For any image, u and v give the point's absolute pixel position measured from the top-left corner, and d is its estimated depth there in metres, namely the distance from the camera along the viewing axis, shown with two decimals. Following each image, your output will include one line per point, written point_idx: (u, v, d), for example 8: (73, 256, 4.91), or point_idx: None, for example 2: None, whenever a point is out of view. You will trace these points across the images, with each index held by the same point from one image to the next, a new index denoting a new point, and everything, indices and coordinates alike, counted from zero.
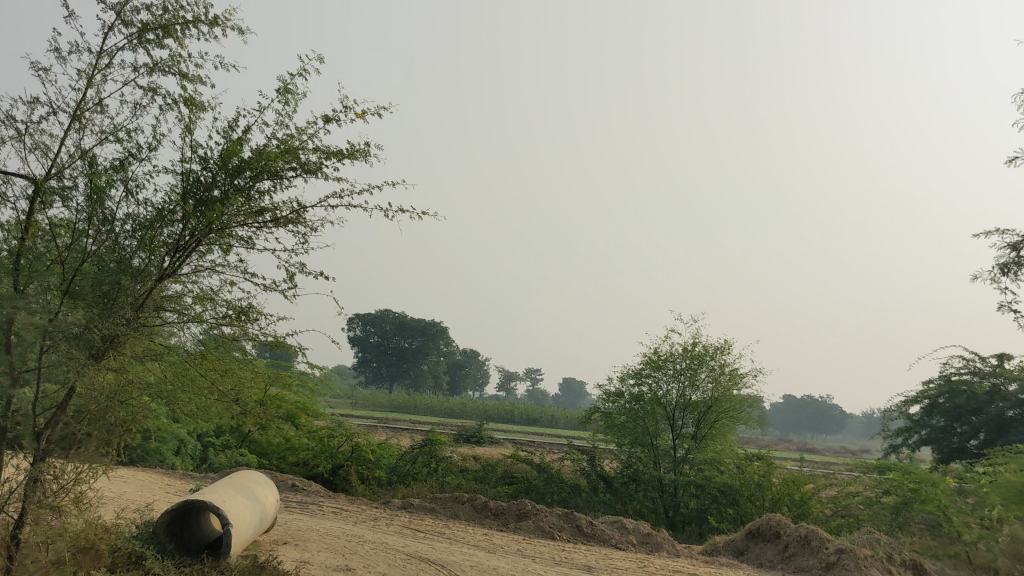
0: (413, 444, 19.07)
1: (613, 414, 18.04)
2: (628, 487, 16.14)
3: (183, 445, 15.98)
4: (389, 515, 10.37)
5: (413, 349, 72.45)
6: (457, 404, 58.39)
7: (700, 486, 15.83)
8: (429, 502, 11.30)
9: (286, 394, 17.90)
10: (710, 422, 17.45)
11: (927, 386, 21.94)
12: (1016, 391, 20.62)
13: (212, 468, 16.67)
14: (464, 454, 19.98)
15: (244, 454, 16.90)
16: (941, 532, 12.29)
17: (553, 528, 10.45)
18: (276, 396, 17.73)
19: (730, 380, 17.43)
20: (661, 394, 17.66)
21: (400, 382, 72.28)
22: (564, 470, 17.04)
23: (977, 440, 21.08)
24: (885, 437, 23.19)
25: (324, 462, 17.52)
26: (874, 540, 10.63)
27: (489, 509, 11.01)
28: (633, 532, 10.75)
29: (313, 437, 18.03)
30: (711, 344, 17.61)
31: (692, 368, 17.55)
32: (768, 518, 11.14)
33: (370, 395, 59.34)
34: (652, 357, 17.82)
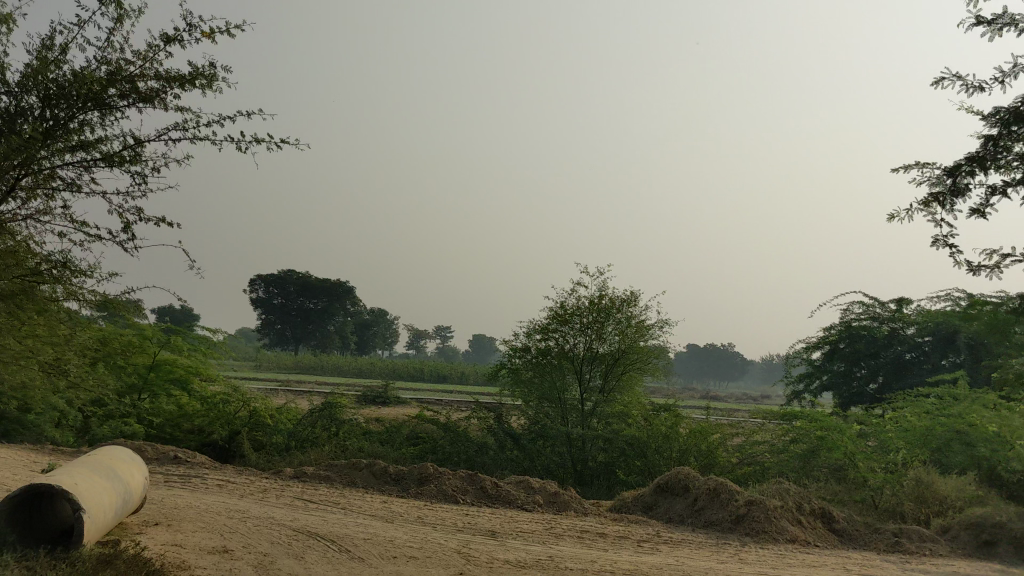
0: (312, 407, 18.30)
1: (519, 369, 17.47)
2: (536, 444, 15.77)
3: (62, 416, 14.88)
4: (280, 487, 9.70)
5: (319, 310, 70.86)
6: (365, 364, 57.47)
7: (608, 440, 15.56)
8: (323, 470, 10.64)
9: (178, 358, 17.25)
10: (618, 374, 17.30)
11: (829, 333, 22.11)
12: (913, 335, 21.02)
13: (95, 441, 15.63)
14: (367, 417, 19.31)
15: (129, 423, 15.86)
16: (847, 477, 12.26)
17: (455, 492, 9.95)
18: (167, 360, 16.97)
19: (637, 332, 17.23)
20: (567, 347, 17.22)
21: (306, 343, 70.91)
22: (470, 428, 16.57)
23: (875, 382, 21.43)
24: (788, 383, 23.33)
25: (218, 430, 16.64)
26: (783, 490, 10.44)
27: (389, 475, 10.43)
28: (540, 491, 10.29)
29: (208, 402, 17.07)
30: (617, 296, 17.22)
31: (600, 321, 17.11)
32: (677, 470, 10.81)
33: (275, 357, 57.84)
34: (559, 312, 17.27)
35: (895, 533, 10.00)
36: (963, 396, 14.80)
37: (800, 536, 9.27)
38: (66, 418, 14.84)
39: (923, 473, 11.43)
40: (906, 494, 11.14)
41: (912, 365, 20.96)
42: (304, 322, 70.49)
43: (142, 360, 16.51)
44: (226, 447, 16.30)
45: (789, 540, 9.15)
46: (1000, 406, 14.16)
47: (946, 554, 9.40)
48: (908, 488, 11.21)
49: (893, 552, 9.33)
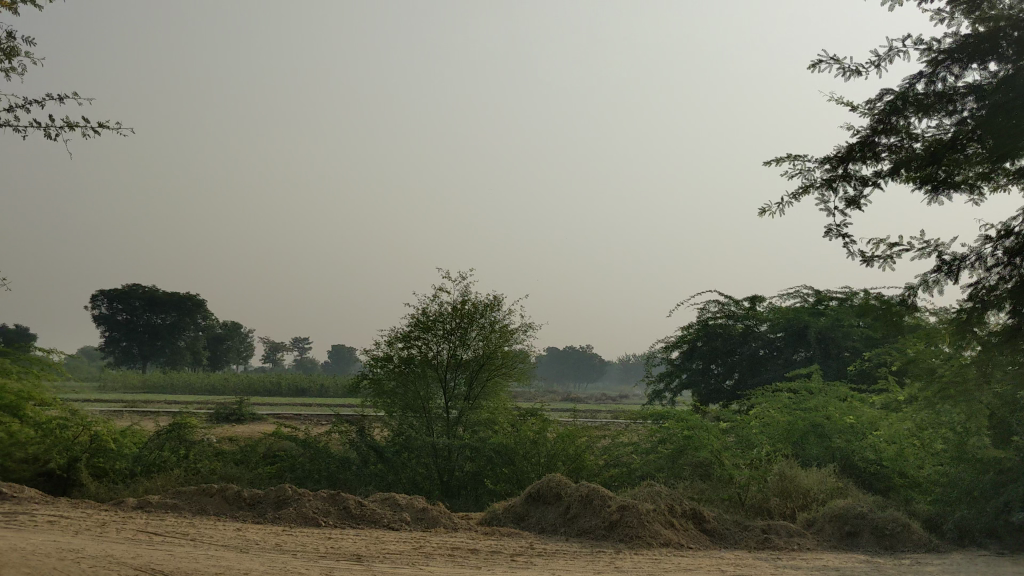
0: (160, 428, 17.15)
1: (381, 379, 16.80)
2: (401, 456, 15.23)
3: None
4: (120, 520, 8.85)
5: (167, 325, 67.71)
6: (218, 380, 55.24)
7: (475, 449, 15.21)
8: (170, 498, 9.82)
9: (8, 382, 15.75)
10: (484, 381, 16.94)
11: (686, 331, 22.46)
12: (766, 331, 21.59)
13: None
14: (220, 437, 18.26)
15: None
16: (713, 474, 12.33)
17: (317, 514, 9.36)
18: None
19: (501, 337, 16.95)
20: (431, 355, 16.72)
21: (155, 360, 67.79)
22: (332, 443, 15.91)
23: (732, 378, 21.89)
24: (648, 383, 23.56)
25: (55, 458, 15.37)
26: (654, 492, 10.32)
27: (243, 500, 9.71)
28: (407, 508, 9.81)
29: (43, 427, 15.75)
30: (480, 300, 16.93)
31: (463, 327, 16.77)
32: (548, 479, 10.51)
33: (120, 376, 54.81)
34: (421, 319, 16.77)
35: (764, 529, 10.04)
36: (818, 389, 15.21)
37: (673, 539, 9.16)
38: None
39: (786, 467, 11.61)
40: (771, 489, 11.26)
41: (766, 359, 21.46)
42: (151, 339, 67.21)
43: None
44: (64, 477, 15.01)
45: (663, 543, 9.01)
46: (853, 398, 14.62)
47: (814, 547, 9.49)
48: (773, 483, 11.34)
49: (764, 548, 9.34)
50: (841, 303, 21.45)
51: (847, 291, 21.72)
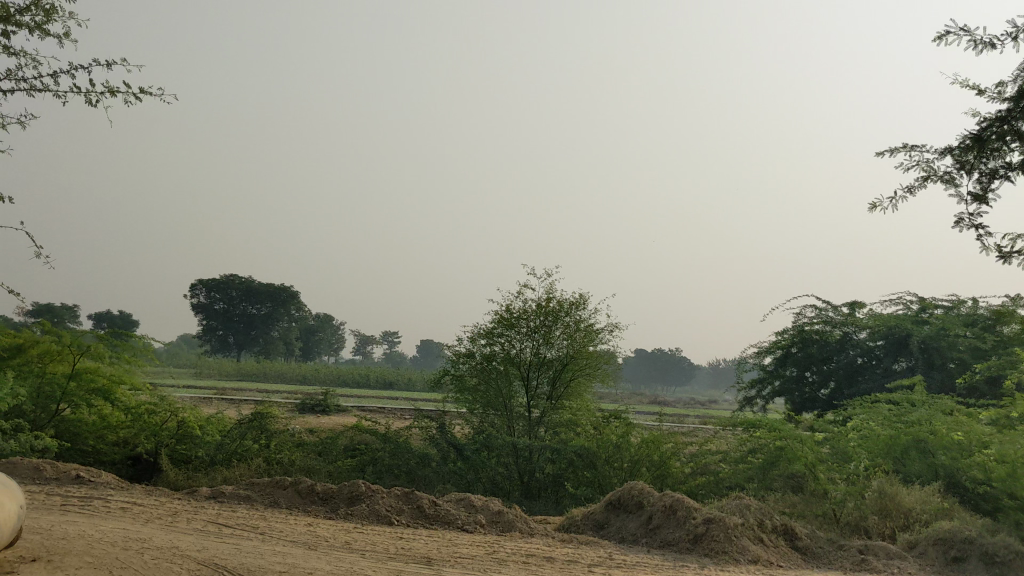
0: (244, 416, 17.24)
1: (464, 375, 16.52)
2: (480, 455, 14.90)
3: None
4: (192, 510, 8.75)
5: (262, 316, 69.18)
6: (309, 371, 56.09)
7: (557, 450, 14.80)
8: (243, 489, 9.69)
9: (100, 366, 15.68)
10: (567, 381, 16.52)
11: (780, 337, 21.59)
12: (865, 339, 20.61)
13: None
14: (303, 428, 18.30)
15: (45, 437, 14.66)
16: (806, 488, 11.65)
17: (390, 513, 9.10)
18: (89, 368, 15.48)
19: (586, 337, 16.53)
20: (514, 353, 16.39)
21: (249, 350, 69.33)
22: (412, 438, 15.72)
23: (827, 388, 20.97)
24: (739, 389, 22.73)
25: (143, 442, 15.54)
26: (743, 504, 9.73)
27: (316, 494, 9.52)
28: (482, 511, 9.45)
29: (133, 411, 15.96)
30: (566, 299, 16.54)
31: (547, 325, 16.40)
32: (630, 485, 10.01)
33: (215, 364, 56.17)
34: (505, 315, 16.46)
35: (861, 550, 9.36)
36: (922, 401, 14.32)
37: (762, 556, 8.59)
38: None
39: (886, 484, 10.86)
40: (869, 506, 10.55)
41: (865, 369, 20.51)
42: (246, 328, 68.77)
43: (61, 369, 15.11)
44: (150, 463, 15.16)
45: (751, 560, 8.45)
46: (960, 412, 13.70)
47: (916, 571, 8.78)
48: (871, 500, 10.62)
49: (860, 571, 8.69)
50: (947, 312, 20.33)
51: (954, 299, 20.59)
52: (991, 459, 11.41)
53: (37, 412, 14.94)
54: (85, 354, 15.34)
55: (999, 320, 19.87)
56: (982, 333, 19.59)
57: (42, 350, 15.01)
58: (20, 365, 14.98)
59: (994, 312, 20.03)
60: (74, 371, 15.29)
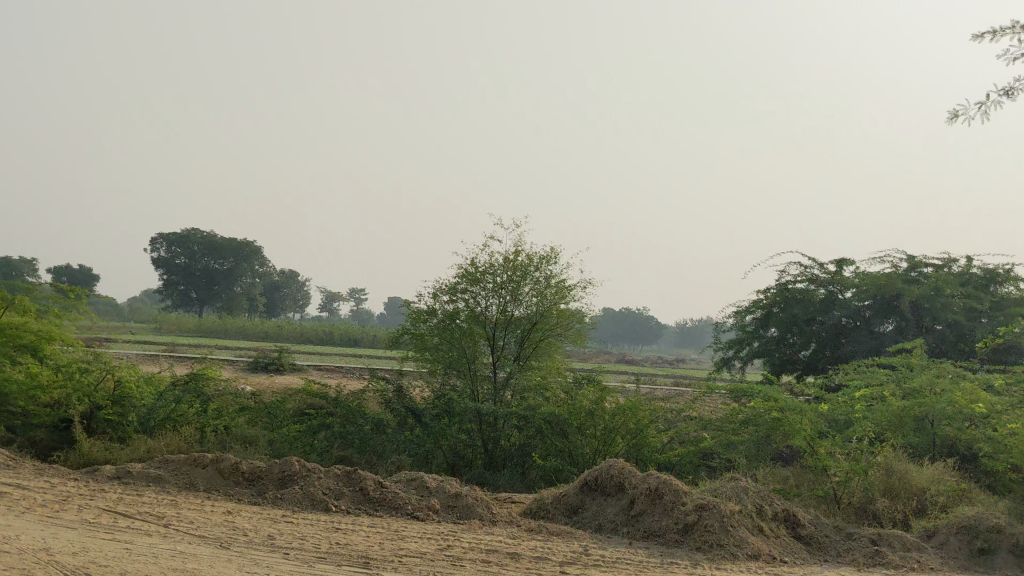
0: (184, 376, 15.78)
1: (424, 335, 15.02)
2: (439, 422, 13.49)
3: None
4: (87, 495, 7.29)
5: (224, 271, 67.19)
6: (272, 327, 54.42)
7: (524, 417, 13.36)
8: (154, 467, 8.24)
9: (29, 321, 14.29)
10: (536, 341, 15.19)
11: (762, 296, 20.32)
12: (851, 299, 19.35)
13: None
14: (250, 391, 16.85)
15: None
16: (803, 465, 10.43)
17: (326, 498, 7.75)
18: (16, 323, 14.05)
19: (556, 294, 15.18)
20: (479, 311, 14.99)
21: (211, 305, 67.35)
22: (366, 404, 14.37)
23: (808, 349, 19.71)
24: (716, 350, 21.50)
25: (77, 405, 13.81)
26: (738, 485, 8.46)
27: (240, 474, 8.13)
28: (436, 494, 8.09)
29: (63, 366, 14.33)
30: (535, 253, 15.14)
31: (515, 281, 14.99)
32: (610, 463, 8.68)
33: (175, 319, 54.34)
34: (469, 270, 15.02)
35: (872, 539, 8.11)
36: (921, 366, 13.15)
37: (764, 550, 7.31)
38: None
39: (894, 460, 9.69)
40: (876, 487, 9.35)
41: (851, 331, 19.30)
42: (207, 283, 66.68)
43: None
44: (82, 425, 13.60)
45: (751, 555, 7.16)
46: (963, 377, 12.57)
47: (939, 566, 7.54)
48: (877, 479, 9.42)
49: (875, 565, 7.45)
50: (938, 271, 19.19)
51: (945, 257, 19.48)
52: (1006, 432, 10.28)
53: None
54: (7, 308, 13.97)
55: (992, 279, 19.10)
56: (976, 293, 18.62)
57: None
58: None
59: (988, 270, 19.16)
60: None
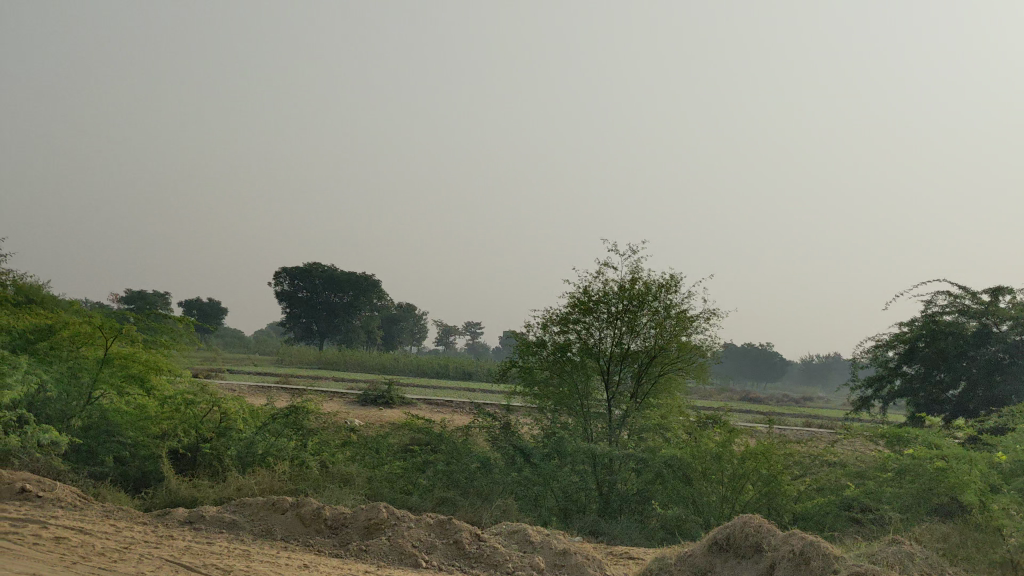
0: (286, 409, 15.21)
1: (534, 368, 14.20)
2: (550, 462, 12.41)
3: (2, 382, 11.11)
4: (153, 542, 6.54)
5: (344, 304, 67.54)
6: (389, 360, 54.50)
7: (643, 460, 12.29)
8: (230, 512, 7.49)
9: (138, 350, 13.32)
10: (655, 377, 13.94)
11: (906, 329, 18.57)
12: (1008, 332, 17.41)
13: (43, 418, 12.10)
14: (354, 424, 16.21)
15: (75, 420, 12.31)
16: (973, 523, 8.93)
17: (417, 551, 6.81)
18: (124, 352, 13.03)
19: (676, 325, 13.85)
20: (592, 343, 13.91)
21: (331, 337, 68.25)
22: (473, 442, 13.48)
23: (958, 388, 17.75)
24: (853, 388, 19.85)
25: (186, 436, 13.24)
26: (902, 550, 7.09)
27: (323, 521, 7.29)
28: (541, 550, 7.03)
29: (175, 397, 13.68)
30: (654, 281, 13.84)
31: (632, 312, 13.72)
32: (744, 519, 7.47)
33: (296, 351, 55.01)
34: (581, 300, 13.96)
35: None
36: None
37: None
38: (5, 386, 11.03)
39: None
40: None
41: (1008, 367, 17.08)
42: (328, 317, 67.54)
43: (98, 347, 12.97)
44: (190, 458, 13.10)
45: None
46: None
47: None
48: None
49: None
50: None
51: None
52: None
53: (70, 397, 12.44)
54: (118, 334, 13.06)
55: None
56: None
57: (71, 331, 12.94)
58: (50, 350, 12.98)
59: None
60: (105, 356, 12.91)
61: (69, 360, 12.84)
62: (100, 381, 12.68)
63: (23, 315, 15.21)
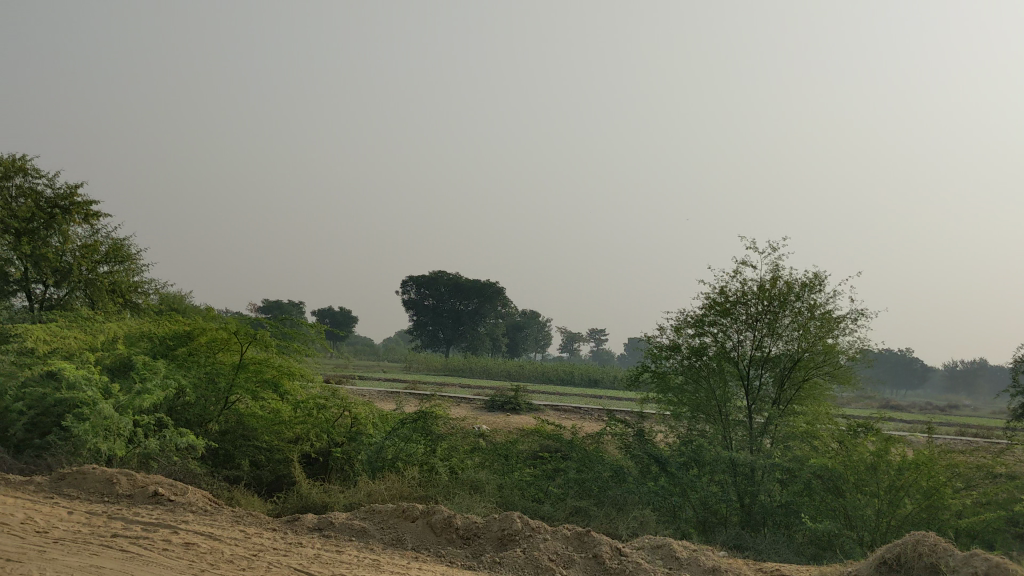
0: (414, 414, 15.02)
1: (667, 374, 13.67)
2: (687, 472, 11.90)
3: (142, 393, 10.96)
4: (281, 549, 6.30)
5: (470, 312, 68.08)
6: (514, 367, 54.39)
7: (789, 470, 11.61)
8: (359, 519, 7.23)
9: (272, 357, 13.28)
10: (798, 383, 13.06)
11: None
12: None
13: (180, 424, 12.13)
14: (482, 430, 15.93)
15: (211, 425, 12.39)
16: None
17: (554, 564, 6.36)
18: (258, 358, 13.06)
19: (822, 327, 12.90)
20: (730, 347, 13.27)
21: (457, 344, 68.76)
22: (606, 449, 12.97)
23: None
24: (1015, 395, 18.34)
25: (319, 440, 13.16)
26: None
27: (455, 531, 6.95)
28: (688, 567, 6.45)
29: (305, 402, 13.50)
30: (797, 279, 12.96)
31: (772, 313, 12.98)
32: (916, 537, 6.79)
33: (423, 357, 55.55)
34: (718, 301, 13.30)
35: None
36: None
37: None
38: (149, 396, 10.98)
39: None
40: None
41: None
42: (454, 324, 68.07)
43: (231, 355, 12.98)
44: (325, 462, 13.10)
45: None
46: None
47: None
48: None
49: None
50: None
51: None
52: None
53: (207, 403, 12.70)
54: (253, 341, 13.00)
55: None
56: None
57: (208, 338, 12.89)
58: (188, 355, 13.05)
59: None
60: (240, 362, 12.96)
61: (207, 366, 12.89)
62: (232, 386, 12.74)
63: (161, 322, 15.47)
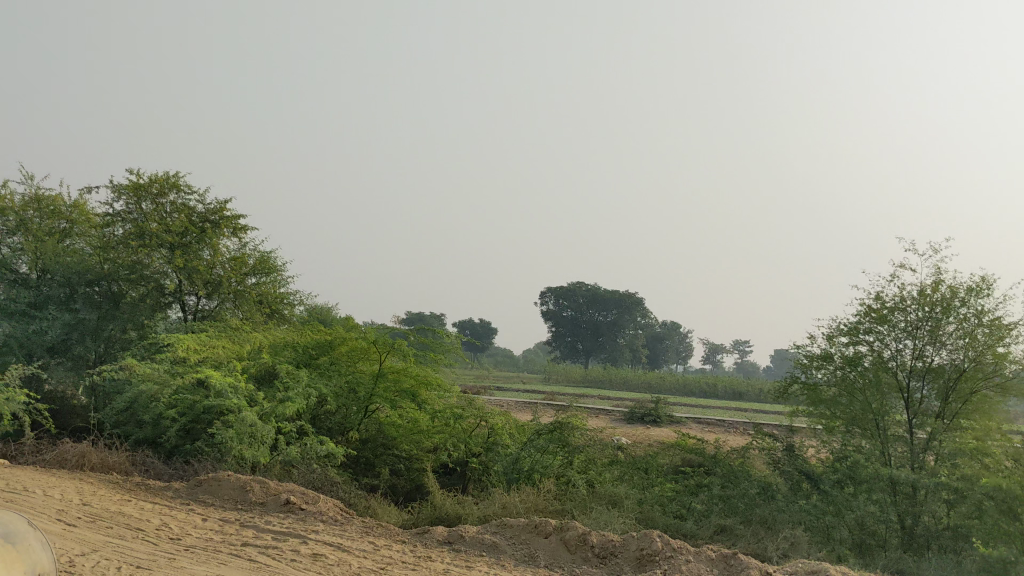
0: (552, 425, 14.73)
1: (819, 386, 12.91)
2: (842, 490, 11.12)
3: (283, 401, 11.01)
4: (410, 563, 6.09)
5: (609, 323, 67.44)
6: (655, 379, 53.42)
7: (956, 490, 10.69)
8: (490, 533, 6.96)
9: (410, 366, 13.10)
10: (965, 396, 11.96)
11: None
12: None
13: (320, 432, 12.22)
14: (622, 442, 15.48)
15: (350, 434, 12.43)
16: None
17: None
18: (396, 368, 12.95)
19: (991, 334, 11.76)
20: (888, 356, 12.42)
21: (596, 355, 68.19)
22: (752, 464, 12.31)
23: None
24: None
25: (456, 450, 13.01)
26: None
27: (590, 548, 6.57)
28: None
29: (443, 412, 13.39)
30: (962, 283, 11.98)
31: (934, 319, 12.06)
32: None
33: (562, 368, 55.28)
34: (874, 307, 12.50)
35: None
36: None
37: None
38: (287, 405, 11.03)
39: None
40: None
41: None
42: (593, 335, 67.55)
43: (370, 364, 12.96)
44: (462, 473, 12.95)
45: None
46: None
47: None
48: None
49: None
50: None
51: None
52: None
53: (350, 413, 12.77)
54: (392, 350, 12.95)
55: None
56: None
57: (348, 347, 12.93)
58: (329, 364, 13.14)
59: None
60: (380, 371, 12.92)
61: (349, 374, 12.90)
62: (371, 395, 12.70)
63: (306, 332, 15.70)
